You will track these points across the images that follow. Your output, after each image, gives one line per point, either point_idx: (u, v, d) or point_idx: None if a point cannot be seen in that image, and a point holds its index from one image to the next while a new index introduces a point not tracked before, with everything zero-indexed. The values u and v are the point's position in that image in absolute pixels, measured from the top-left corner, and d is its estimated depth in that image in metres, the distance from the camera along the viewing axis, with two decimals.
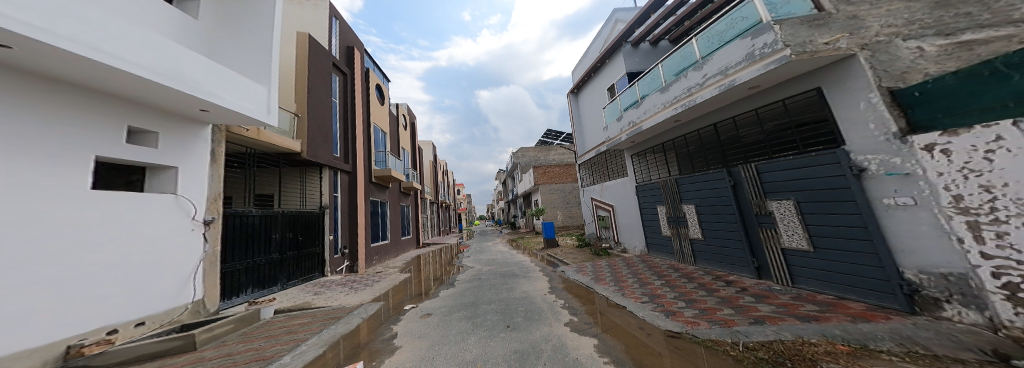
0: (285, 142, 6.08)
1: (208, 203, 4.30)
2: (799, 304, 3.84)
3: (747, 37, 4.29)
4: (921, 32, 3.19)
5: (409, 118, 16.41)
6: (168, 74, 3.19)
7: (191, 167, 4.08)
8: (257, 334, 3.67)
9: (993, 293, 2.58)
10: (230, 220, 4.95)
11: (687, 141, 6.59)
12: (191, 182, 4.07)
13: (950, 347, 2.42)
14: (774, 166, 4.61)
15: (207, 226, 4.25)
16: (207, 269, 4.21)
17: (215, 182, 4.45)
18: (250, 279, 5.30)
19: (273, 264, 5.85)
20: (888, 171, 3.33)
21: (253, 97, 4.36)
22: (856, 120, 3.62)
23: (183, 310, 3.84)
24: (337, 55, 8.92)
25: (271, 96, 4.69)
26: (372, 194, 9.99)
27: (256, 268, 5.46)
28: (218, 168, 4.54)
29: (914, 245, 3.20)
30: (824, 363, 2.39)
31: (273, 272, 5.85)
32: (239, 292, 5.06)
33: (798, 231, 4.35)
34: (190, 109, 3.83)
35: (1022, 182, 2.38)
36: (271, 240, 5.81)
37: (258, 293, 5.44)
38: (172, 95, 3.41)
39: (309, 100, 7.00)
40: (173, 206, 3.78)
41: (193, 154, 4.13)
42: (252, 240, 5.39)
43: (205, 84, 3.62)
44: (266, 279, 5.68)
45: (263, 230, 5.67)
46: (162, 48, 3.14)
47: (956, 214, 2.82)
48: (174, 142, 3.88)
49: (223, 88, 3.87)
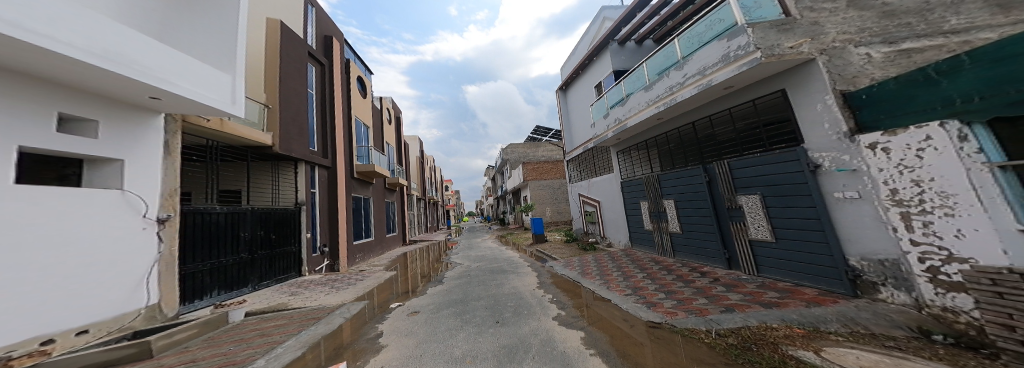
0: (256, 135, 5.84)
1: (161, 200, 4.08)
2: (763, 291, 4.14)
3: (723, 39, 4.45)
4: (870, 40, 3.58)
5: (393, 113, 15.96)
6: (112, 58, 2.98)
7: (140, 162, 3.85)
8: (225, 338, 3.55)
9: (919, 276, 2.85)
10: (189, 218, 4.67)
11: (667, 138, 6.84)
12: (141, 177, 3.85)
13: (884, 326, 2.70)
14: (744, 162, 4.87)
15: (162, 224, 4.04)
16: (162, 270, 4.01)
17: (169, 176, 4.22)
18: (215, 280, 5.07)
19: (242, 264, 5.62)
20: (838, 167, 3.62)
21: (215, 86, 4.18)
22: (813, 120, 3.89)
23: (135, 316, 3.64)
24: (314, 45, 8.57)
25: (236, 85, 4.53)
26: (354, 190, 9.74)
27: (223, 269, 5.22)
28: (174, 162, 4.32)
29: (858, 235, 3.51)
30: (785, 346, 2.60)
31: (243, 273, 5.62)
32: (203, 295, 4.83)
33: (763, 223, 4.65)
34: (139, 96, 3.61)
35: (946, 177, 2.60)
36: (239, 239, 5.56)
37: (225, 296, 5.22)
38: (117, 80, 3.18)
39: (281, 91, 6.69)
40: (119, 201, 3.55)
41: (143, 145, 3.89)
42: (217, 238, 5.14)
43: (158, 70, 3.43)
44: (235, 280, 5.45)
45: (229, 228, 5.40)
46: (104, 29, 2.93)
47: (892, 206, 3.07)
48: (117, 132, 3.61)
49: (180, 76, 3.68)
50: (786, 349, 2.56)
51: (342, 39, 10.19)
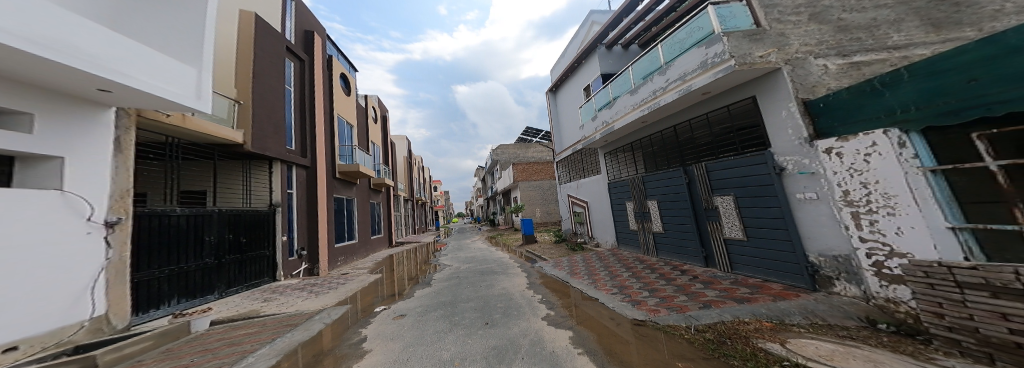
0: (224, 132, 5.53)
1: (111, 201, 3.62)
2: (737, 287, 4.36)
3: (701, 46, 4.65)
4: (827, 52, 3.90)
5: (379, 112, 15.64)
6: (50, 45, 2.57)
7: (87, 160, 3.39)
8: (185, 350, 3.39)
9: (867, 270, 3.10)
10: (145, 221, 4.35)
11: (651, 141, 7.08)
12: (88, 176, 3.39)
13: (839, 317, 2.93)
14: (719, 165, 5.12)
15: (111, 229, 3.56)
16: (111, 278, 3.55)
17: (120, 175, 3.76)
18: (175, 288, 4.73)
19: (207, 270, 5.30)
20: (800, 170, 3.89)
21: (176, 79, 3.74)
22: (778, 126, 4.14)
23: (78, 329, 3.18)
24: (293, 40, 8.32)
25: (203, 79, 4.08)
26: (336, 191, 9.50)
27: (185, 275, 4.89)
28: (126, 159, 3.86)
29: (816, 233, 3.77)
30: (756, 339, 2.76)
31: (208, 279, 5.31)
32: (160, 304, 4.47)
33: (736, 223, 4.90)
34: (85, 88, 3.18)
35: (890, 179, 2.85)
36: (203, 243, 5.23)
37: (186, 304, 4.88)
38: (55, 69, 2.76)
39: (255, 88, 6.43)
40: (59, 203, 3.08)
41: (89, 140, 3.43)
42: (178, 243, 4.82)
43: (106, 60, 3.01)
44: (198, 287, 5.11)
45: (192, 231, 5.07)
46: (41, 12, 2.53)
47: (844, 206, 3.32)
48: (56, 125, 3.15)
49: (131, 66, 3.26)
50: (756, 342, 2.72)
51: (324, 35, 9.90)
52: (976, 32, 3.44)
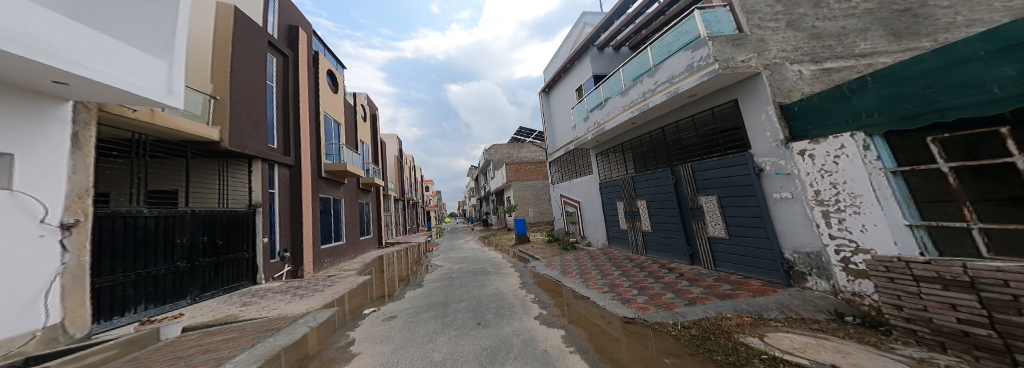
0: (197, 129, 5.28)
1: (67, 201, 3.32)
2: (720, 284, 4.51)
3: (687, 50, 4.78)
4: (801, 58, 4.13)
5: (368, 109, 15.37)
6: (12, 37, 2.30)
7: (38, 155, 3.06)
8: (154, 358, 3.21)
9: (835, 266, 3.29)
10: (108, 222, 4.09)
11: (641, 142, 7.24)
12: (40, 172, 3.06)
13: (810, 311, 3.10)
14: (704, 166, 5.28)
15: (67, 231, 3.28)
16: (68, 284, 3.27)
17: (77, 174, 3.44)
18: (142, 294, 4.46)
19: (177, 274, 5.04)
20: (776, 171, 4.06)
21: (146, 73, 3.45)
22: (757, 128, 4.31)
23: (29, 339, 2.87)
24: (276, 34, 8.15)
25: (173, 73, 3.79)
26: (322, 191, 9.32)
27: (153, 280, 4.63)
28: (86, 157, 3.56)
29: (791, 231, 3.95)
30: (738, 334, 2.87)
31: (179, 284, 5.05)
32: (124, 310, 4.20)
33: (719, 222, 5.06)
34: (37, 79, 2.83)
35: (856, 180, 3.02)
36: (174, 246, 4.99)
37: (155, 310, 4.61)
38: (10, 62, 2.45)
39: (233, 84, 6.24)
40: (9, 203, 2.77)
41: (42, 134, 3.09)
42: (145, 245, 4.56)
43: (73, 54, 2.73)
44: (168, 292, 4.85)
45: (162, 233, 4.84)
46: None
47: (815, 205, 3.49)
48: (8, 117, 2.82)
49: (100, 59, 2.97)
50: (738, 336, 2.83)
51: (309, 31, 9.68)
52: (931, 42, 3.87)
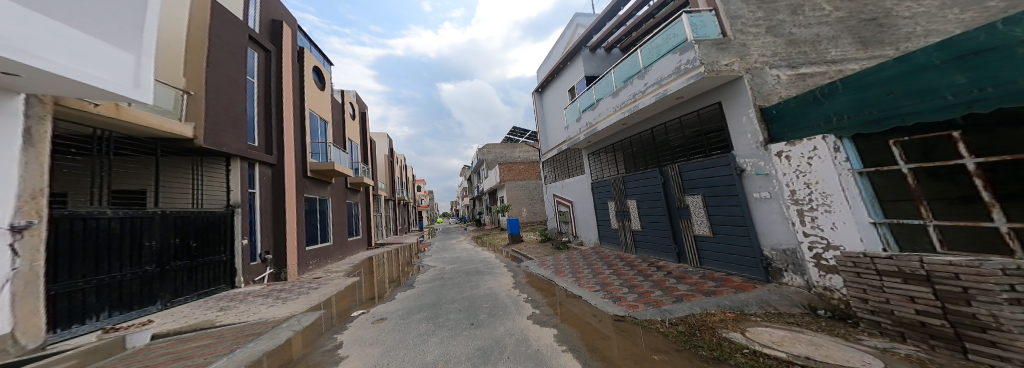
0: (166, 123, 4.93)
1: (20, 202, 3.09)
2: (705, 281, 4.65)
3: (675, 53, 4.89)
4: (780, 63, 4.31)
5: (357, 107, 15.10)
6: None
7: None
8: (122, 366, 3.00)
9: (809, 262, 3.45)
10: (65, 224, 3.79)
11: (631, 143, 7.37)
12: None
13: (786, 305, 3.25)
14: (691, 166, 5.42)
15: (19, 234, 3.06)
16: (21, 293, 3.06)
17: (32, 174, 3.21)
18: (107, 300, 4.21)
19: (146, 279, 4.77)
20: (756, 171, 4.22)
21: (112, 66, 3.24)
22: (739, 130, 4.46)
23: None
24: (256, 28, 7.93)
25: (142, 66, 3.59)
26: (307, 191, 9.13)
27: (118, 285, 4.37)
28: (41, 155, 3.31)
29: (770, 229, 4.11)
30: (722, 329, 2.98)
31: (148, 289, 4.78)
32: (85, 318, 3.96)
33: (704, 221, 5.21)
34: None
35: (825, 180, 3.18)
36: (142, 249, 4.74)
37: (121, 317, 4.35)
38: None
39: (208, 79, 5.96)
40: None
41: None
42: (109, 248, 4.29)
43: (31, 45, 2.54)
44: (135, 298, 4.59)
45: (129, 235, 4.59)
46: None
47: (791, 204, 3.63)
48: None
49: (61, 52, 2.78)
50: (722, 332, 2.93)
51: (293, 26, 9.45)
52: (894, 51, 4.16)
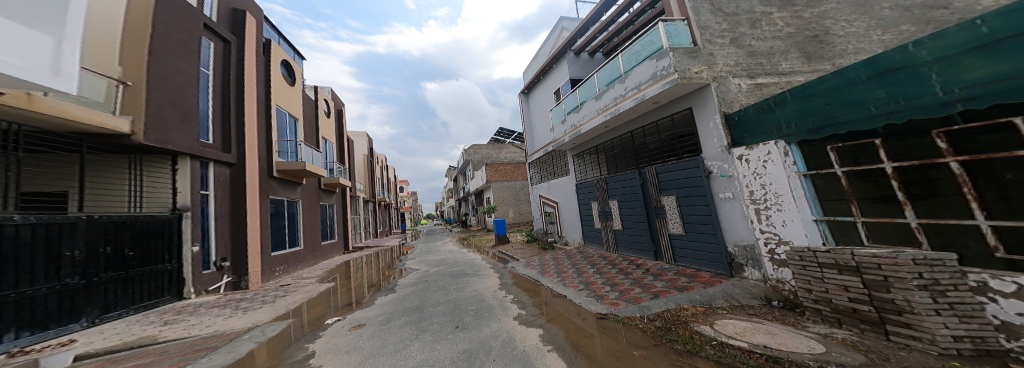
0: (94, 116, 4.45)
1: None
2: (678, 277, 4.90)
3: (652, 59, 5.12)
4: (740, 73, 4.68)
5: (331, 103, 14.40)
6: None
7: None
8: None
9: (765, 257, 3.77)
10: None
11: (612, 145, 7.62)
12: None
13: (747, 297, 3.55)
14: (665, 168, 5.70)
15: None
16: None
17: None
18: (13, 319, 3.68)
19: (66, 295, 4.21)
20: (721, 173, 4.52)
21: (25, 50, 2.85)
22: (706, 134, 4.75)
23: None
24: (213, 17, 7.57)
25: (64, 52, 3.17)
26: (273, 192, 8.75)
27: (30, 302, 3.82)
28: None
29: (733, 227, 4.41)
30: (694, 323, 3.18)
31: (71, 305, 4.24)
32: None
33: (677, 220, 5.51)
34: None
35: (776, 181, 3.54)
36: (60, 260, 4.17)
37: (37, 336, 3.82)
38: None
39: (148, 68, 5.52)
40: None
41: None
42: (15, 258, 3.77)
43: None
44: (54, 316, 4.06)
45: (48, 244, 4.08)
46: None
47: (751, 203, 3.94)
48: None
49: None
50: (693, 326, 3.12)
51: (257, 16, 9.03)
52: (831, 66, 4.66)
